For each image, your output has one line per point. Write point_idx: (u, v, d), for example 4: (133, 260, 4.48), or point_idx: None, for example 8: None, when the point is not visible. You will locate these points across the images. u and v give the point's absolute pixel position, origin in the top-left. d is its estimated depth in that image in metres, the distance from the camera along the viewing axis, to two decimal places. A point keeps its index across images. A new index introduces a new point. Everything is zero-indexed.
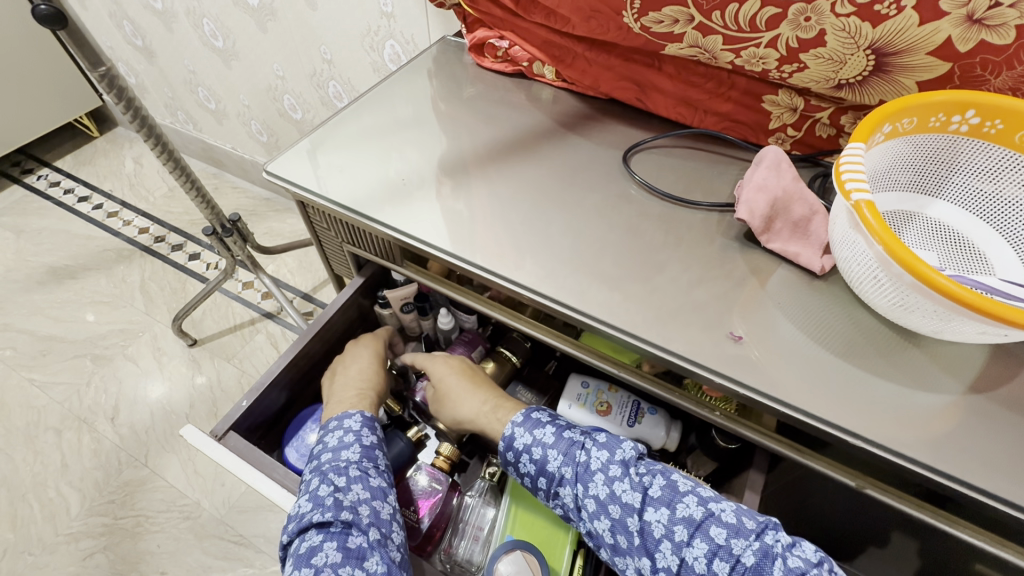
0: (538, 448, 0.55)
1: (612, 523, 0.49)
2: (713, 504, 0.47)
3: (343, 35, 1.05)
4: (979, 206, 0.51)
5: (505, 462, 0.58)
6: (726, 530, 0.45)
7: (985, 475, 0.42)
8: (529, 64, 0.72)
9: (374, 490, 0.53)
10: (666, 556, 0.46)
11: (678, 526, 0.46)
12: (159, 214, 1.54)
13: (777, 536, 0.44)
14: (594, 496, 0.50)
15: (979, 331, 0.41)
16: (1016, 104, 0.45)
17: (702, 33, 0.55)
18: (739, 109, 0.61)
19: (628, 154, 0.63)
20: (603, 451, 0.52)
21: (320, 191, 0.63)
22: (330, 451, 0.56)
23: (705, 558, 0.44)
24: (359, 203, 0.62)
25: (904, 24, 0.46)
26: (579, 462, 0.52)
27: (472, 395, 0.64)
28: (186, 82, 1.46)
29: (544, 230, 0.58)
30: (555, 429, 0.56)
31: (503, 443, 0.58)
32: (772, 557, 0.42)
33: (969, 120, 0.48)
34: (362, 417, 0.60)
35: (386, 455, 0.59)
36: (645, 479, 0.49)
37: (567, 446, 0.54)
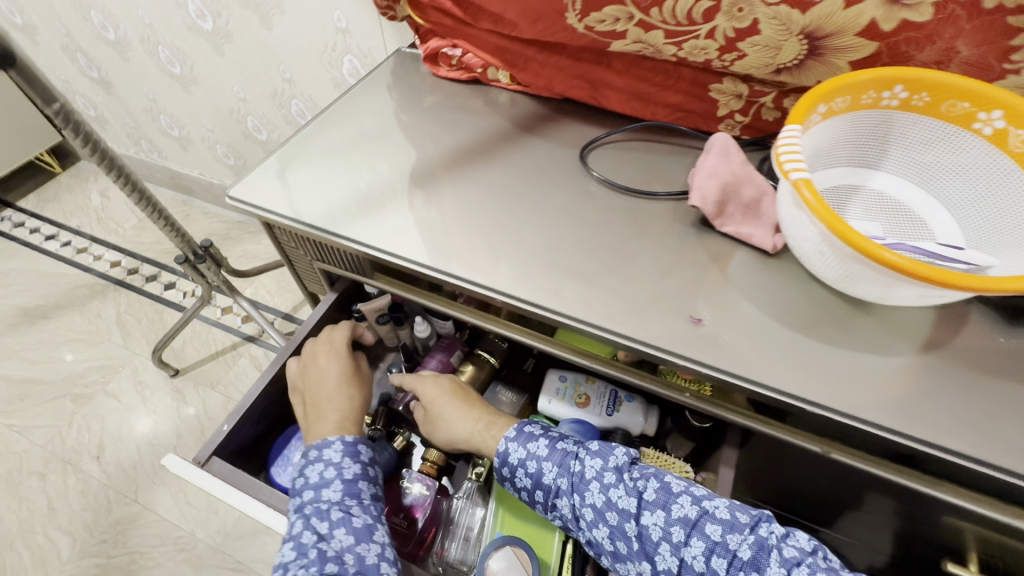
0: (532, 461, 0.56)
1: (610, 530, 0.50)
2: (706, 502, 0.49)
3: (301, 54, 1.06)
4: (917, 175, 0.53)
5: (500, 478, 0.59)
6: (721, 526, 0.47)
7: (933, 430, 0.44)
8: (483, 71, 0.73)
9: (359, 533, 0.52)
10: (666, 557, 0.47)
11: (676, 526, 0.48)
12: (130, 246, 1.52)
13: (770, 528, 0.46)
14: (590, 504, 0.51)
15: (919, 294, 0.43)
16: (939, 77, 0.47)
17: (644, 30, 0.56)
18: (689, 99, 0.63)
19: (585, 151, 0.65)
20: (597, 459, 0.54)
21: (284, 212, 0.64)
22: (310, 491, 0.55)
23: (705, 555, 0.46)
24: (325, 220, 0.62)
25: (830, 9, 0.49)
26: (574, 471, 0.54)
27: (465, 415, 0.64)
28: (146, 111, 1.45)
29: (512, 232, 0.59)
30: (548, 441, 0.57)
31: (498, 457, 0.58)
32: (767, 549, 0.45)
33: (899, 95, 0.50)
34: (344, 445, 0.59)
35: (373, 483, 0.58)
36: (640, 484, 0.51)
37: (561, 456, 0.55)
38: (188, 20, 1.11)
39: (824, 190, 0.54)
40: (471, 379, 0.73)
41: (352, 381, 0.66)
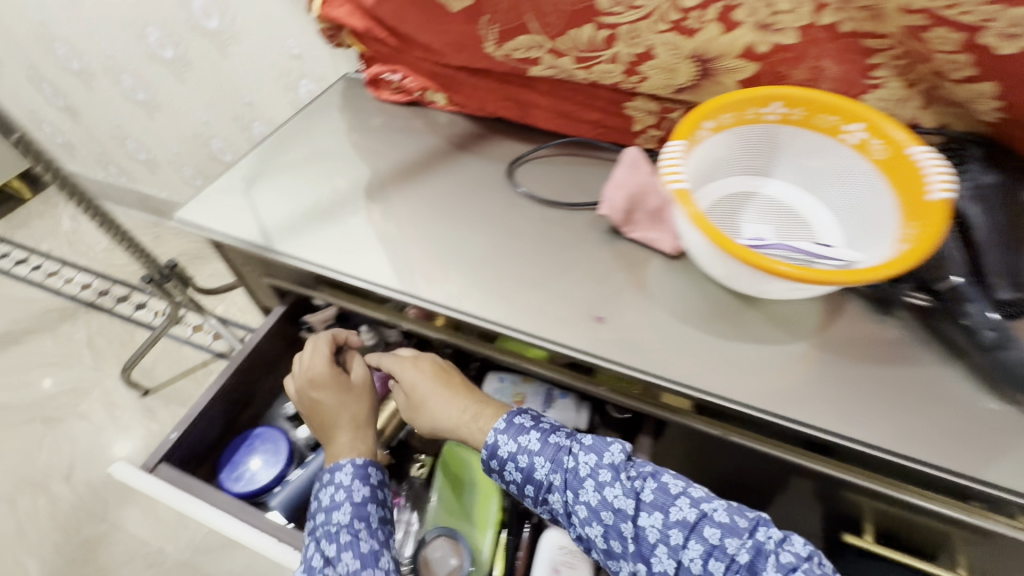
0: (524, 456, 0.56)
1: (605, 528, 0.51)
2: (705, 505, 0.49)
3: (259, 79, 1.10)
4: (804, 181, 0.59)
5: (488, 469, 0.58)
6: (720, 529, 0.48)
7: (806, 412, 0.50)
8: (421, 93, 0.78)
9: (364, 558, 0.52)
10: (664, 559, 0.49)
11: (674, 529, 0.49)
12: (101, 268, 1.54)
13: (768, 533, 0.48)
14: (585, 503, 0.52)
15: (789, 289, 0.48)
16: (805, 94, 0.53)
17: (555, 56, 0.60)
18: (607, 116, 0.68)
19: (513, 166, 0.70)
20: (591, 455, 0.54)
21: (227, 232, 0.68)
22: (321, 513, 0.56)
23: (703, 557, 0.47)
24: (264, 238, 0.66)
25: (710, 35, 0.54)
26: (567, 468, 0.54)
27: (451, 404, 0.61)
28: (113, 136, 1.48)
29: (446, 245, 0.64)
30: (540, 435, 0.56)
31: (486, 450, 0.57)
32: (765, 554, 0.46)
33: (778, 110, 0.55)
34: (355, 467, 0.58)
35: (383, 506, 0.58)
36: (637, 484, 0.52)
37: (554, 451, 0.55)
38: (149, 49, 1.16)
39: (723, 197, 0.59)
40: None
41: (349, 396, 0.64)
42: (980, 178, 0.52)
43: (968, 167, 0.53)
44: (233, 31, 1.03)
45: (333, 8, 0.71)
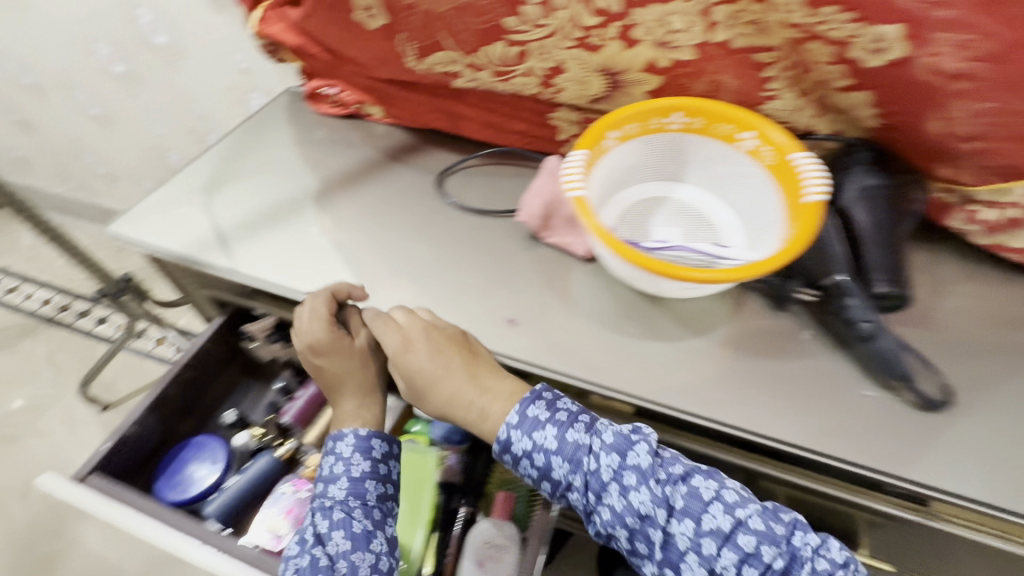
0: (541, 454, 0.50)
1: (631, 532, 0.47)
2: (739, 511, 0.46)
3: (211, 92, 1.11)
4: (711, 186, 0.62)
5: (499, 457, 0.53)
6: (755, 537, 0.45)
7: (705, 405, 0.53)
8: (358, 106, 0.80)
9: (355, 539, 0.51)
10: (693, 565, 0.46)
11: (705, 538, 0.46)
12: (61, 282, 1.52)
13: (805, 539, 0.46)
14: (609, 507, 0.48)
15: (681, 288, 0.52)
16: (701, 104, 0.56)
17: (474, 69, 0.63)
18: (533, 126, 0.71)
19: (441, 176, 0.72)
20: (614, 457, 0.48)
21: (159, 244, 0.69)
22: (321, 484, 0.55)
23: (735, 564, 0.45)
24: (197, 250, 0.68)
25: (614, 51, 0.57)
26: (587, 470, 0.48)
27: (459, 386, 0.53)
28: (70, 149, 1.47)
29: (377, 254, 0.66)
30: (557, 432, 0.50)
31: (499, 443, 0.51)
32: (800, 560, 0.45)
33: (680, 120, 0.58)
34: (356, 439, 0.56)
35: (383, 481, 0.56)
36: (667, 490, 0.47)
37: (573, 451, 0.49)
38: (99, 64, 1.16)
39: (635, 202, 0.62)
40: None
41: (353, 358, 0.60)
42: (863, 182, 0.56)
43: (853, 171, 0.57)
44: (181, 47, 1.04)
45: (269, 25, 0.72)
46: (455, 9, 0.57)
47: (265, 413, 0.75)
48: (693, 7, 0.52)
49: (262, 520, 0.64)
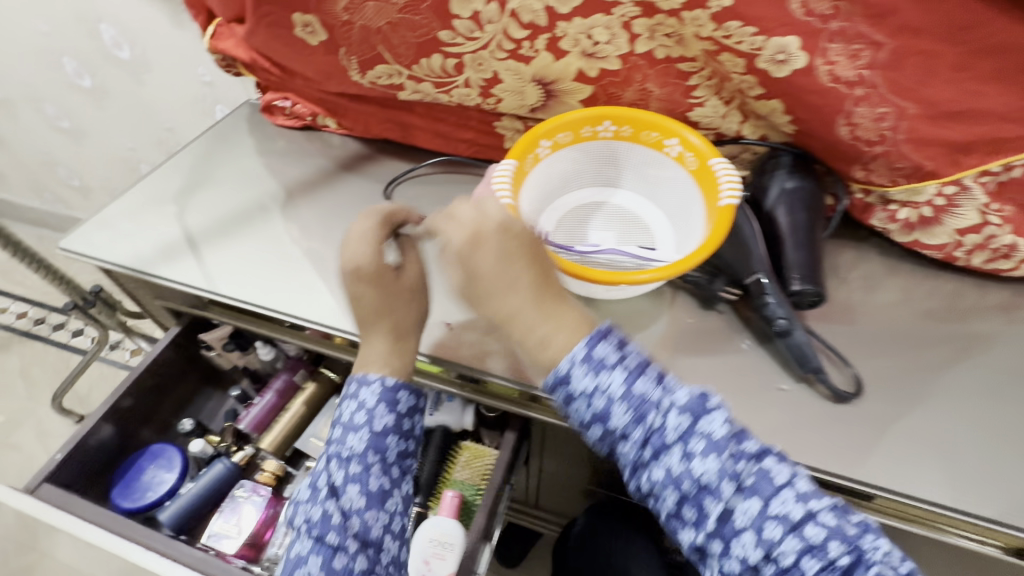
0: (601, 398, 0.41)
1: (682, 497, 0.39)
2: (813, 501, 0.38)
3: (177, 105, 1.13)
4: (645, 191, 0.65)
5: (548, 392, 0.44)
6: (825, 531, 0.37)
7: None
8: (313, 118, 0.82)
9: (371, 498, 0.52)
10: (749, 548, 0.37)
11: (770, 522, 0.37)
12: (38, 296, 1.51)
13: (877, 542, 0.37)
14: (664, 467, 0.39)
15: (608, 289, 0.55)
16: (628, 113, 0.59)
17: (416, 81, 0.65)
18: (480, 135, 0.73)
19: (391, 185, 0.74)
20: (685, 416, 0.40)
21: (112, 259, 0.71)
22: (340, 431, 0.55)
23: (799, 557, 0.36)
24: (148, 263, 0.70)
25: (545, 62, 0.59)
26: (649, 424, 0.40)
27: (512, 300, 0.44)
28: (42, 163, 1.48)
29: (328, 262, 0.69)
30: (625, 376, 0.41)
31: (553, 375, 0.43)
32: (866, 563, 0.36)
33: (610, 128, 0.61)
34: (382, 389, 0.54)
35: (404, 437, 0.56)
36: (739, 462, 0.39)
37: (639, 401, 0.41)
38: (66, 78, 1.17)
39: (573, 209, 0.65)
40: (312, 397, 0.77)
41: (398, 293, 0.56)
42: (784, 184, 0.58)
43: (775, 173, 0.59)
44: (145, 61, 1.06)
45: (221, 41, 0.74)
46: (390, 24, 0.59)
47: (225, 419, 0.78)
48: (615, 20, 0.55)
49: (212, 527, 0.67)
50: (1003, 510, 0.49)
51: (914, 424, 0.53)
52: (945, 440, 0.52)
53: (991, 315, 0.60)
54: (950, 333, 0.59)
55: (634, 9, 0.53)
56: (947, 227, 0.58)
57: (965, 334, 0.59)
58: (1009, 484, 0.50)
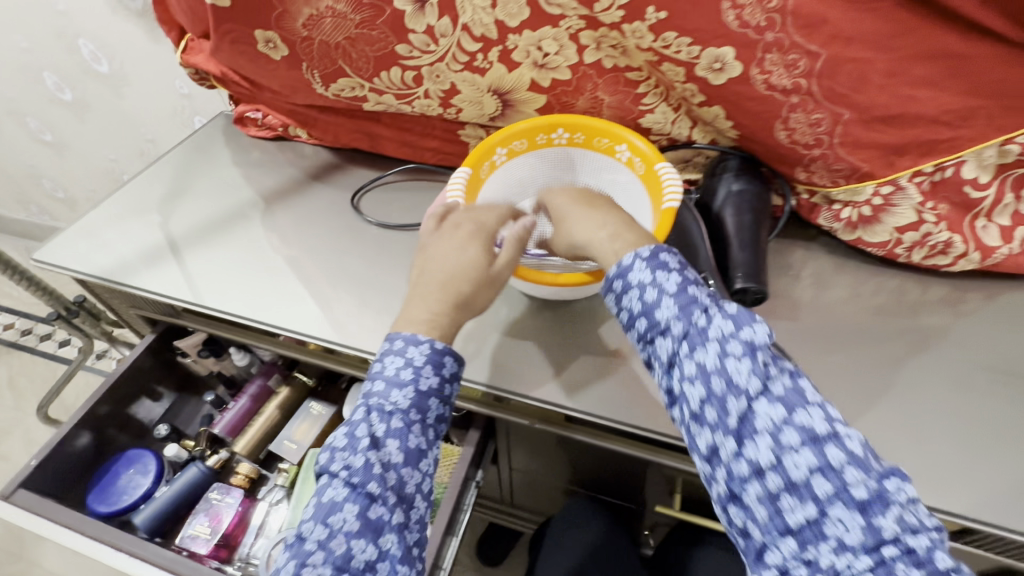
0: (653, 291, 0.45)
1: (707, 393, 0.41)
2: (839, 426, 0.38)
3: (156, 117, 1.15)
4: (606, 196, 0.68)
5: (606, 289, 0.48)
6: (846, 454, 0.37)
7: (586, 398, 0.58)
8: (284, 129, 0.84)
9: (409, 454, 0.46)
10: (761, 450, 0.38)
11: (789, 429, 0.38)
12: (24, 307, 1.53)
13: (900, 485, 0.36)
14: (698, 361, 0.42)
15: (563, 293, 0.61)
16: (580, 121, 0.62)
17: (377, 93, 0.67)
18: (444, 143, 0.76)
19: (358, 194, 0.77)
20: (729, 321, 0.42)
21: (84, 269, 0.73)
22: (381, 383, 0.48)
23: (809, 471, 0.37)
24: (119, 273, 0.72)
25: (499, 73, 0.62)
26: (694, 322, 0.43)
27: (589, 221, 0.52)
28: (27, 176, 1.49)
29: (297, 268, 0.71)
30: (680, 277, 0.45)
31: (615, 268, 0.48)
32: (887, 501, 0.35)
33: (564, 135, 0.63)
34: (430, 351, 0.49)
35: (444, 403, 0.50)
36: (770, 370, 0.41)
37: (688, 301, 0.44)
38: (48, 92, 1.19)
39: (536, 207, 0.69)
40: (284, 402, 0.78)
41: (467, 277, 0.51)
42: (731, 186, 0.61)
43: (723, 176, 0.62)
44: (124, 75, 1.08)
45: (192, 55, 0.76)
46: (348, 39, 0.62)
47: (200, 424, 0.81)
48: (562, 33, 0.57)
49: (186, 530, 0.69)
50: (957, 498, 0.50)
51: (873, 418, 0.55)
52: (892, 430, 0.54)
53: (933, 309, 0.62)
54: (893, 328, 0.61)
55: (580, 22, 0.55)
56: (886, 225, 0.60)
57: (908, 328, 0.61)
58: (985, 469, 0.51)
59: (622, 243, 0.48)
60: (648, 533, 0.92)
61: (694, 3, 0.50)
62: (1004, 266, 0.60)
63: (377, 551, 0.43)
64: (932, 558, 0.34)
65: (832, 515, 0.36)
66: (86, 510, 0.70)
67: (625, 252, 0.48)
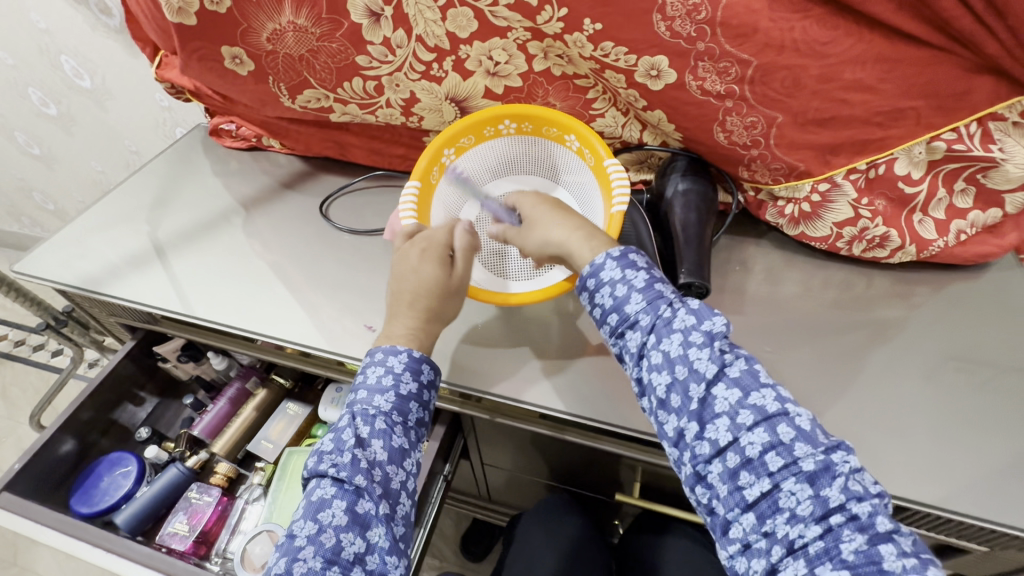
0: (622, 287, 0.48)
1: (672, 380, 0.45)
2: (790, 405, 0.42)
3: (140, 129, 1.18)
4: (574, 192, 0.68)
5: (578, 288, 0.51)
6: (795, 431, 0.41)
7: (542, 393, 0.61)
8: (258, 139, 0.87)
9: (393, 453, 0.49)
10: (721, 431, 0.42)
11: (745, 411, 0.42)
12: (17, 318, 1.56)
13: (846, 457, 0.40)
14: (663, 351, 0.46)
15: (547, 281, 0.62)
16: (513, 109, 0.64)
17: (342, 103, 0.71)
18: (411, 150, 0.79)
19: (328, 200, 0.80)
20: (691, 315, 0.46)
21: (63, 279, 0.75)
22: (364, 391, 0.51)
23: (762, 448, 0.41)
24: (96, 283, 0.74)
25: (455, 82, 0.65)
26: (660, 315, 0.47)
27: (563, 222, 0.53)
28: (18, 189, 1.52)
29: (270, 273, 0.73)
30: (648, 275, 0.49)
31: (589, 267, 0.50)
32: (832, 473, 0.39)
33: (511, 126, 0.66)
34: (409, 358, 0.53)
35: (424, 407, 0.53)
36: (727, 357, 0.44)
37: (655, 296, 0.48)
38: (34, 107, 1.22)
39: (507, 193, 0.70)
40: (261, 403, 0.81)
41: (435, 295, 0.55)
42: (678, 186, 0.63)
43: (672, 176, 0.65)
44: (107, 89, 1.10)
45: (167, 71, 0.79)
46: (311, 51, 0.64)
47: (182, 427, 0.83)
48: (510, 43, 0.60)
49: (165, 528, 0.72)
50: (890, 477, 0.52)
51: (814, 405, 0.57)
52: (832, 415, 0.56)
53: (874, 299, 0.65)
54: (837, 319, 0.64)
55: (526, 34, 0.58)
56: (826, 221, 0.63)
57: (853, 320, 0.64)
58: (915, 448, 0.54)
59: (597, 243, 0.51)
60: (618, 523, 0.96)
61: (629, 15, 0.53)
62: (941, 258, 0.63)
63: (365, 543, 0.45)
64: (873, 522, 0.38)
65: (784, 489, 0.40)
66: (69, 510, 0.73)
67: (593, 255, 0.51)
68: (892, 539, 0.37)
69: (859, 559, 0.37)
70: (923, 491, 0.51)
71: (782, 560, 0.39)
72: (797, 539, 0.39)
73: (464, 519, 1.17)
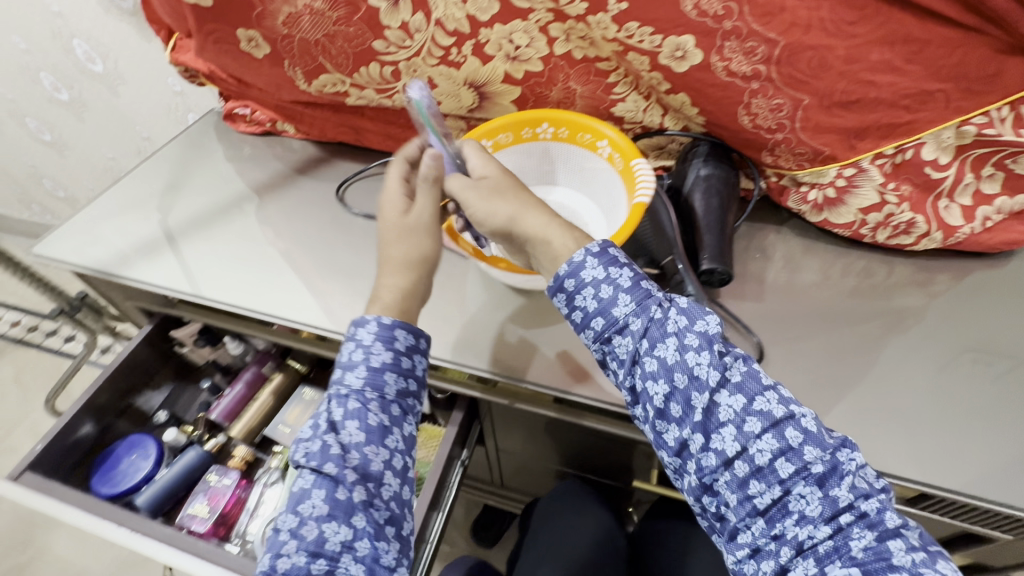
0: (607, 287, 0.46)
1: (671, 389, 0.44)
2: (794, 406, 0.42)
3: (152, 115, 1.18)
4: (581, 186, 0.70)
5: (553, 289, 0.48)
6: (803, 434, 0.41)
7: (562, 377, 0.60)
8: (272, 124, 0.86)
9: (370, 433, 0.49)
10: (727, 440, 0.42)
11: (752, 418, 0.42)
12: (30, 304, 1.57)
13: (852, 454, 0.41)
14: (659, 358, 0.44)
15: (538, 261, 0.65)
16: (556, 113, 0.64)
17: (358, 88, 0.70)
18: None
19: (342, 186, 0.80)
20: (682, 316, 0.45)
21: (81, 262, 0.75)
22: (339, 372, 0.52)
23: (771, 455, 0.41)
24: (115, 266, 0.74)
25: (473, 66, 0.64)
26: (651, 317, 0.45)
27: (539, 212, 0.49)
28: (29, 176, 1.52)
29: (286, 258, 0.73)
30: (632, 274, 0.47)
31: (567, 265, 0.47)
32: (840, 473, 0.40)
33: (549, 129, 0.66)
34: (379, 327, 0.52)
35: (403, 378, 0.52)
36: (726, 360, 0.44)
37: (642, 297, 0.46)
38: (46, 92, 1.21)
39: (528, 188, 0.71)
40: (277, 388, 0.81)
41: (401, 242, 0.56)
42: (700, 171, 0.63)
43: (693, 161, 0.64)
44: (119, 74, 1.10)
45: (181, 53, 0.78)
46: (327, 36, 0.64)
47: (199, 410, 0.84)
48: (532, 26, 0.59)
49: (186, 509, 0.73)
50: (908, 464, 0.52)
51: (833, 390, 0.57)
52: (851, 401, 0.56)
53: (895, 286, 0.64)
54: (856, 306, 0.63)
55: (548, 15, 0.57)
56: (851, 206, 0.62)
57: (876, 309, 0.63)
58: (934, 434, 0.54)
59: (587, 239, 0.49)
60: (632, 511, 0.96)
61: None
62: (966, 245, 0.62)
63: (351, 531, 0.46)
64: (882, 519, 0.39)
65: (794, 493, 0.40)
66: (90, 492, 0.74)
67: (573, 248, 0.48)
68: (901, 534, 0.38)
69: (869, 556, 0.38)
70: (941, 478, 0.51)
71: (792, 560, 0.40)
72: (807, 540, 0.39)
73: (475, 506, 1.17)
